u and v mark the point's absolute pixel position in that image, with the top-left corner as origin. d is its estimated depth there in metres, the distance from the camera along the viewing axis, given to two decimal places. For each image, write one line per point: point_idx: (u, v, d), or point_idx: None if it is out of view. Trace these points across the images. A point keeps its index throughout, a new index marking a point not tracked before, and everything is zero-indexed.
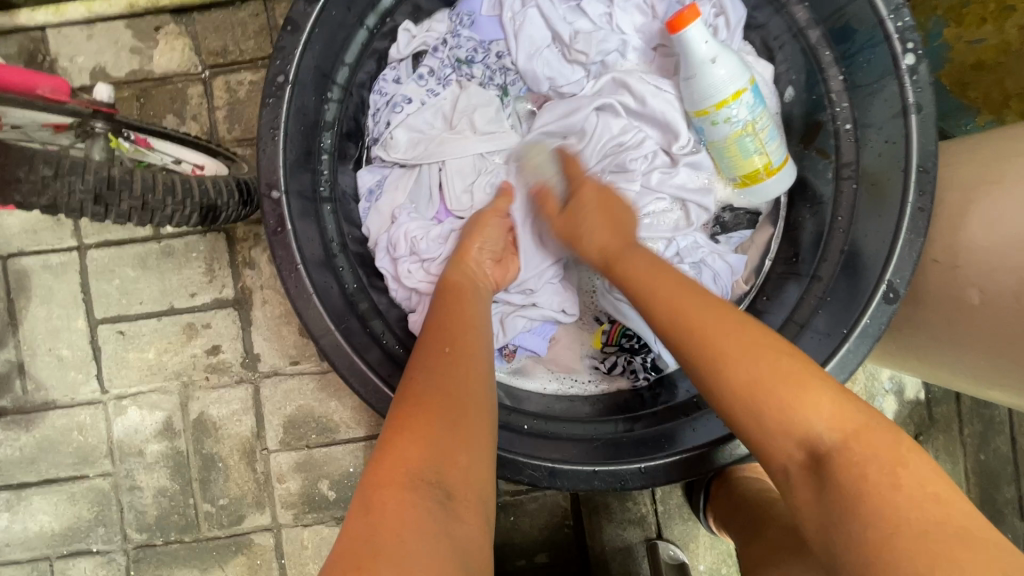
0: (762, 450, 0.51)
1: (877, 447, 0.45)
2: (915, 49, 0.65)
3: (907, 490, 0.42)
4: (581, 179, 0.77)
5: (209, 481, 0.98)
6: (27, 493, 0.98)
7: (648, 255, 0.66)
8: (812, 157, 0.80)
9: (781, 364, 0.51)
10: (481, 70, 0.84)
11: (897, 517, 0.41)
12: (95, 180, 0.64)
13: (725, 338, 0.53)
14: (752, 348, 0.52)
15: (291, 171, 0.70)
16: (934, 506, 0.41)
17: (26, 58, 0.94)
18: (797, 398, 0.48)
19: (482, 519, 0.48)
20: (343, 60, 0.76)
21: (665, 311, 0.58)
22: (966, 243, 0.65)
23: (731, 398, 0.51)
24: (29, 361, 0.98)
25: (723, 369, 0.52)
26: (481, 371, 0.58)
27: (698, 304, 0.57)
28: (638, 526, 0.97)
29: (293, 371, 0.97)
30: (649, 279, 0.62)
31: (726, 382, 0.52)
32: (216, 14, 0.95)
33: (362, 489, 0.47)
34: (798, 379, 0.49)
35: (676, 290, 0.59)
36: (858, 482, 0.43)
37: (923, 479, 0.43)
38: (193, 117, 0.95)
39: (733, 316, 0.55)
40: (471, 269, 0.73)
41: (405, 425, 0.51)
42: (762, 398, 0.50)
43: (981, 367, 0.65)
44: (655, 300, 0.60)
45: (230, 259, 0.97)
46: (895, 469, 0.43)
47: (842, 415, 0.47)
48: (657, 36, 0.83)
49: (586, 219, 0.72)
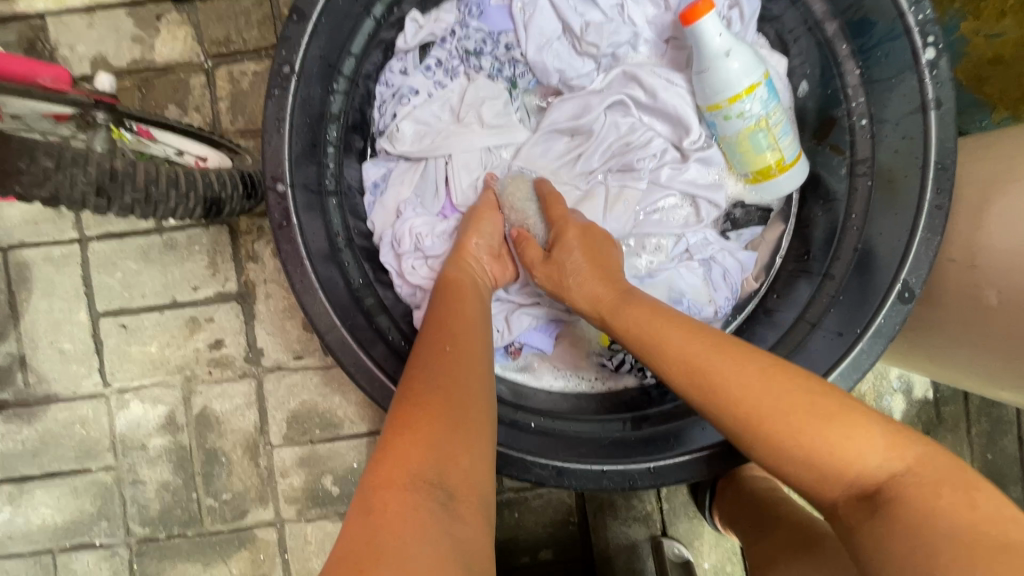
0: (813, 493, 0.50)
1: (942, 471, 0.45)
2: (936, 43, 0.63)
3: (982, 509, 0.42)
4: (563, 221, 0.74)
5: (212, 475, 0.97)
6: (30, 486, 0.98)
7: (650, 302, 0.65)
8: (825, 153, 0.79)
9: (819, 401, 0.51)
10: (490, 61, 0.82)
11: (974, 538, 0.41)
12: (97, 172, 0.62)
13: (750, 392, 0.53)
14: (785, 391, 0.52)
15: (296, 163, 0.69)
16: (1016, 527, 0.41)
17: (26, 46, 0.92)
18: (846, 434, 0.48)
19: (484, 519, 0.48)
20: (349, 51, 0.74)
21: (683, 363, 0.57)
22: (984, 242, 0.63)
23: (776, 447, 0.51)
24: (31, 354, 0.97)
25: (760, 419, 0.51)
26: (482, 369, 0.57)
27: (719, 355, 0.56)
28: (643, 523, 0.96)
29: (297, 366, 0.96)
30: (662, 330, 0.61)
31: (767, 430, 0.51)
32: (218, 3, 0.93)
33: (363, 489, 0.46)
34: (840, 414, 0.49)
35: (688, 338, 0.59)
36: (925, 509, 0.43)
37: (994, 501, 0.43)
38: (196, 108, 0.94)
39: (761, 358, 0.55)
40: (471, 268, 0.72)
41: (405, 424, 0.50)
42: (809, 440, 0.49)
43: (998, 367, 0.64)
44: (670, 350, 0.59)
45: (234, 252, 0.95)
46: (967, 490, 0.44)
47: (893, 443, 0.47)
48: (669, 28, 0.81)
49: (575, 267, 0.71)
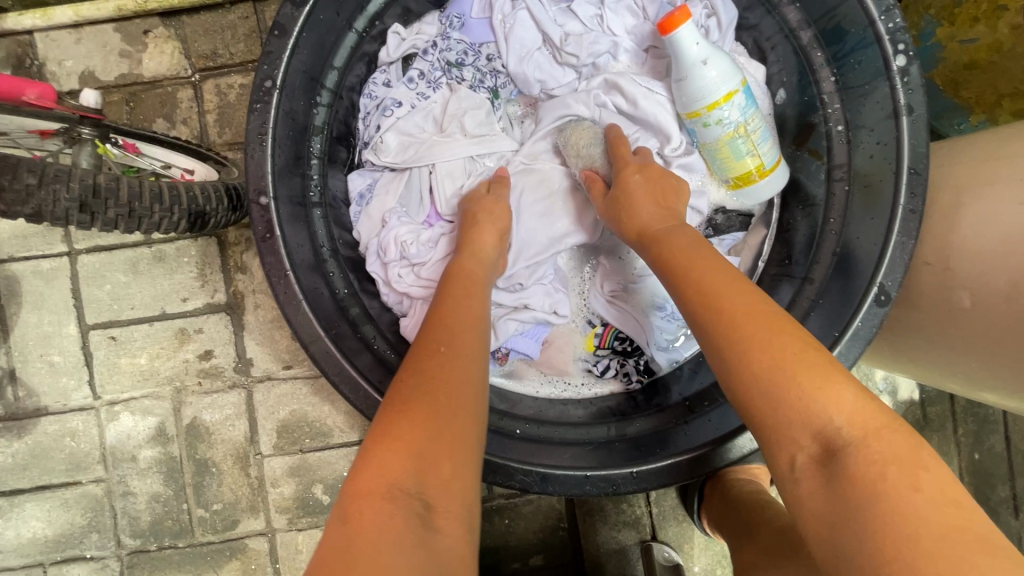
0: (768, 443, 0.48)
1: (896, 447, 0.43)
2: (906, 51, 0.64)
3: (925, 493, 0.40)
4: (628, 159, 0.75)
5: (203, 486, 0.98)
6: (20, 500, 0.98)
7: (689, 235, 0.64)
8: (804, 158, 0.80)
9: (805, 355, 0.48)
10: (472, 72, 0.83)
11: (910, 515, 0.39)
12: (81, 188, 0.63)
13: (748, 322, 0.51)
14: (773, 332, 0.50)
15: (279, 175, 0.69)
16: (954, 511, 0.39)
17: (14, 62, 0.93)
18: (819, 388, 0.46)
19: (463, 529, 0.47)
20: (331, 64, 0.75)
21: (690, 295, 0.57)
22: (957, 246, 0.64)
23: (749, 385, 0.49)
24: (21, 367, 0.97)
25: (747, 357, 0.50)
26: (472, 375, 0.57)
27: (732, 290, 0.55)
28: (633, 528, 0.97)
29: (286, 375, 0.97)
30: (677, 264, 0.60)
31: (750, 368, 0.49)
32: (205, 17, 0.94)
33: (342, 498, 0.47)
34: (821, 371, 0.47)
35: (711, 273, 0.57)
36: (869, 485, 0.41)
37: (942, 486, 0.40)
38: (183, 121, 0.95)
39: (762, 305, 0.53)
40: (485, 255, 0.72)
41: (387, 430, 0.50)
42: (781, 386, 0.47)
43: (974, 369, 0.65)
44: (689, 277, 0.58)
45: (222, 264, 0.96)
46: (913, 470, 0.41)
47: (862, 412, 0.45)
48: (648, 37, 0.82)
49: (631, 199, 0.70)
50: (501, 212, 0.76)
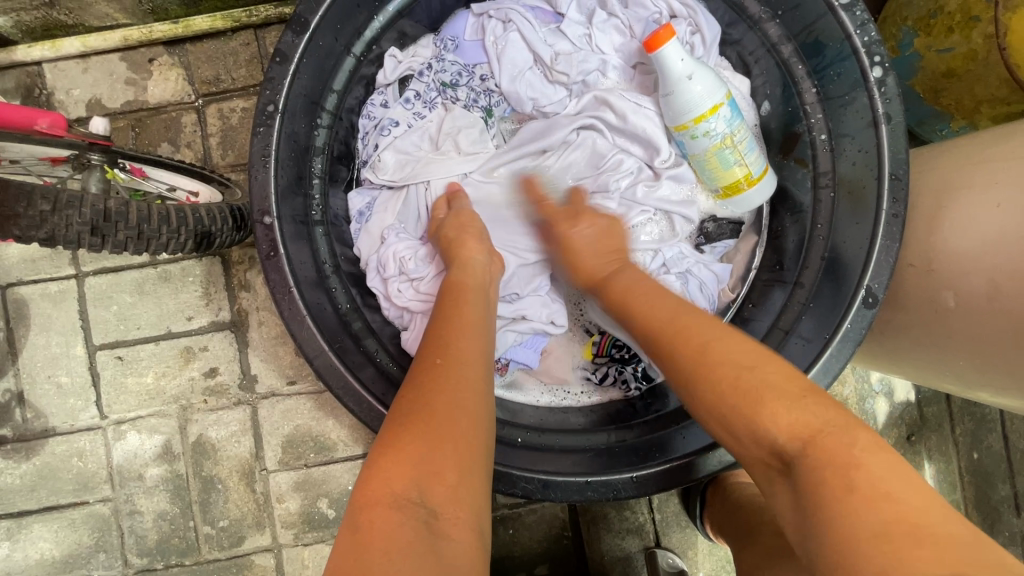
0: (745, 460, 0.53)
1: (839, 451, 0.45)
2: (882, 62, 0.67)
3: (858, 492, 0.42)
4: (558, 211, 0.82)
5: (209, 503, 0.99)
6: (28, 521, 0.99)
7: (647, 279, 0.71)
8: (791, 167, 0.82)
9: (755, 378, 0.52)
10: (466, 92, 0.86)
11: (848, 517, 0.42)
12: (92, 213, 0.66)
13: (700, 357, 0.56)
14: (721, 359, 0.55)
15: (282, 196, 0.72)
16: (891, 507, 0.41)
17: (23, 92, 0.96)
18: (765, 404, 0.50)
19: (475, 534, 0.48)
20: (331, 88, 0.78)
21: (645, 334, 0.64)
22: (940, 248, 0.67)
23: (705, 416, 0.55)
24: (29, 389, 0.99)
25: (696, 388, 0.55)
26: (474, 381, 0.57)
27: (689, 330, 0.60)
28: (636, 535, 0.97)
29: (291, 391, 0.98)
30: (643, 308, 0.66)
31: (704, 404, 0.55)
32: (208, 45, 0.97)
33: (352, 509, 0.48)
34: (766, 388, 0.51)
35: (660, 313, 0.64)
36: (819, 490, 0.44)
37: (888, 483, 0.42)
38: (187, 144, 0.97)
39: (721, 336, 0.58)
40: (474, 265, 0.72)
41: (393, 442, 0.51)
42: (731, 411, 0.52)
43: (962, 367, 0.67)
44: (643, 316, 0.65)
45: (226, 282, 0.98)
46: (852, 469, 0.44)
47: (805, 421, 0.48)
48: (635, 54, 0.85)
49: (580, 249, 0.78)
50: (475, 222, 0.78)
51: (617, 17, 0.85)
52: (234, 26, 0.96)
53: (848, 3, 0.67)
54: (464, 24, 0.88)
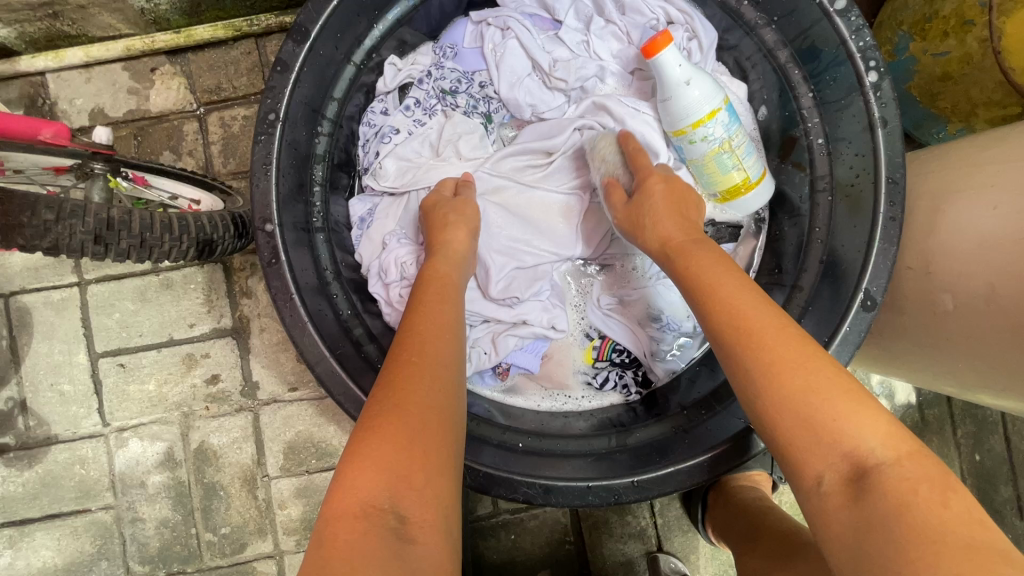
0: (794, 459, 0.48)
1: (924, 469, 0.43)
2: (878, 67, 0.68)
3: (955, 511, 0.41)
4: (650, 169, 0.74)
5: (211, 510, 0.99)
6: (30, 529, 0.99)
7: (716, 251, 0.63)
8: (789, 171, 0.83)
9: (835, 377, 0.49)
10: (466, 99, 0.87)
11: (941, 532, 0.40)
12: (95, 222, 0.66)
13: (778, 342, 0.51)
14: (800, 351, 0.51)
15: (283, 203, 0.72)
16: (980, 529, 0.40)
17: (27, 102, 0.97)
18: (850, 409, 0.47)
19: (442, 536, 0.48)
20: (331, 96, 0.79)
21: (716, 311, 0.56)
22: (937, 250, 0.67)
23: (776, 403, 0.49)
24: (32, 397, 0.99)
25: (774, 377, 0.50)
26: (444, 381, 0.57)
27: (764, 313, 0.54)
28: (639, 539, 0.97)
29: (292, 397, 0.98)
30: (715, 277, 0.58)
31: (779, 395, 0.49)
32: (209, 54, 0.98)
33: (320, 520, 0.47)
34: (849, 392, 0.48)
35: (740, 291, 0.56)
36: (900, 504, 0.42)
37: (970, 505, 0.41)
38: (189, 152, 0.98)
39: (789, 327, 0.53)
40: (456, 253, 0.73)
41: (361, 448, 0.50)
42: (814, 406, 0.47)
43: (962, 370, 0.67)
44: (715, 290, 0.57)
45: (228, 289, 0.99)
46: (941, 490, 0.42)
47: (893, 434, 0.45)
48: (633, 60, 0.86)
49: (655, 211, 0.69)
50: (468, 209, 0.78)
51: (614, 24, 0.86)
52: (235, 36, 0.96)
53: (843, 8, 0.67)
54: (462, 32, 0.88)
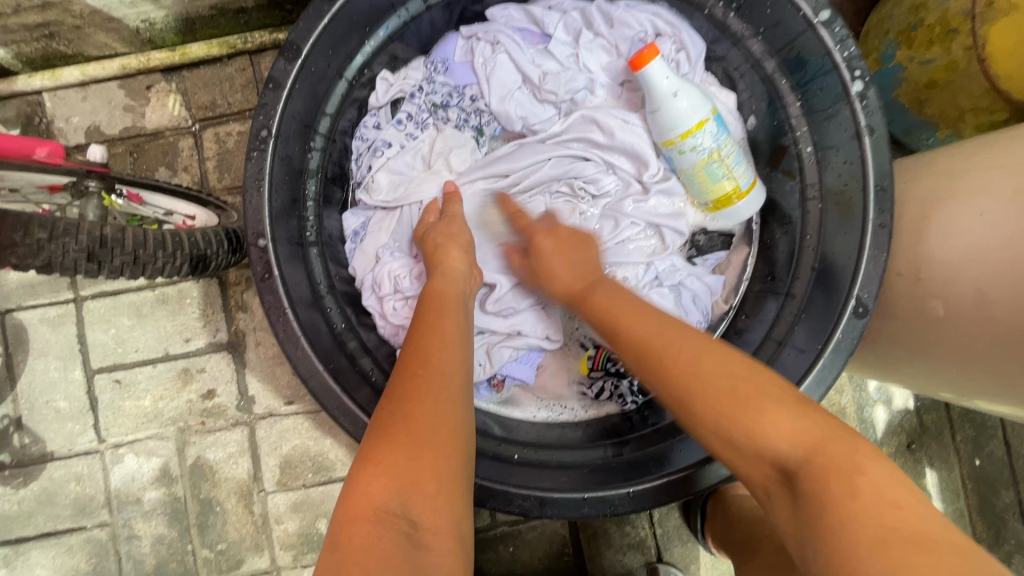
0: (739, 466, 0.51)
1: (837, 457, 0.44)
2: (863, 77, 0.68)
3: (863, 500, 0.41)
4: (532, 226, 0.80)
5: (207, 526, 0.98)
6: (25, 548, 0.98)
7: (622, 291, 0.68)
8: (779, 179, 0.84)
9: (738, 384, 0.51)
10: (457, 113, 0.88)
11: (852, 521, 0.41)
12: (89, 239, 0.66)
13: (679, 363, 0.56)
14: (700, 368, 0.54)
15: (276, 219, 0.73)
16: (895, 513, 0.40)
17: (24, 121, 0.98)
18: (757, 413, 0.49)
19: (454, 541, 0.48)
20: (324, 111, 0.80)
21: (631, 345, 0.61)
22: (926, 257, 0.67)
23: (703, 429, 0.52)
24: (27, 415, 0.99)
25: (690, 401, 0.53)
26: (454, 388, 0.56)
27: (666, 338, 0.59)
28: (638, 550, 0.97)
29: (288, 411, 0.98)
30: (616, 319, 0.64)
31: (698, 421, 0.53)
32: (204, 71, 0.99)
33: (333, 523, 0.48)
34: (757, 395, 0.50)
35: (641, 327, 0.61)
36: (818, 499, 0.43)
37: (883, 489, 0.42)
38: (185, 168, 0.99)
39: (691, 341, 0.57)
40: (455, 273, 0.72)
41: (371, 457, 0.50)
42: (726, 425, 0.51)
43: (956, 376, 0.67)
44: (628, 327, 0.62)
45: (224, 303, 0.99)
46: (852, 479, 0.43)
47: (802, 430, 0.47)
48: (622, 72, 0.87)
49: (551, 262, 0.76)
50: (462, 232, 0.78)
51: (603, 37, 0.87)
52: (230, 53, 0.98)
53: (827, 19, 0.68)
54: (453, 46, 0.88)
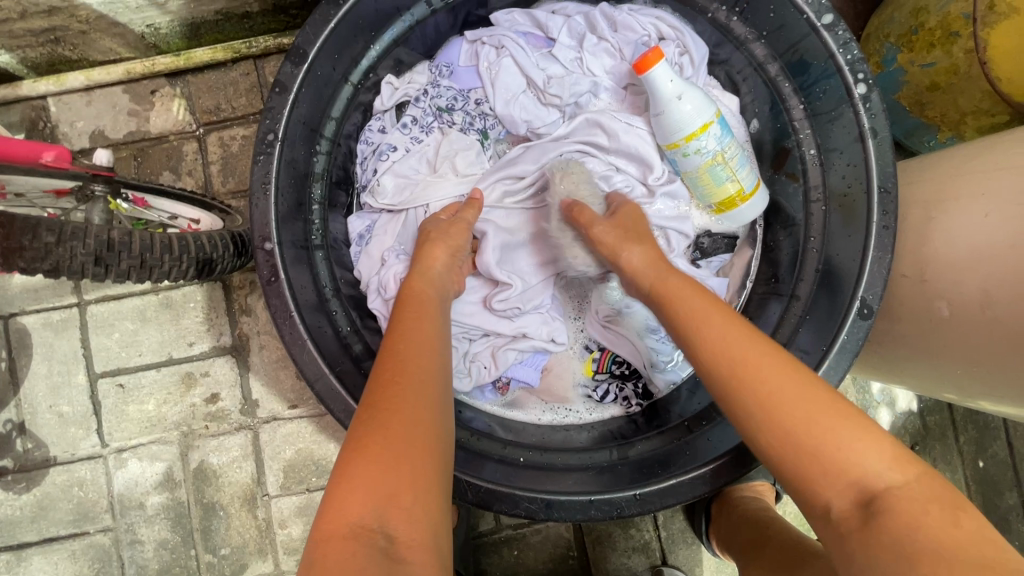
0: (802, 491, 0.47)
1: (932, 488, 0.44)
2: (866, 79, 0.69)
3: (966, 530, 0.42)
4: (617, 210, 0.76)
5: (210, 530, 0.98)
6: (27, 554, 0.98)
7: (693, 284, 0.62)
8: (783, 181, 0.84)
9: (833, 400, 0.49)
10: (462, 116, 0.88)
11: (941, 555, 0.40)
12: (96, 243, 0.67)
13: (774, 367, 0.51)
14: (796, 376, 0.50)
15: (282, 222, 0.73)
16: (989, 548, 0.41)
17: (29, 126, 0.98)
18: (855, 432, 0.46)
19: (432, 552, 0.47)
20: (329, 115, 0.80)
21: (709, 342, 0.54)
22: (930, 258, 0.68)
23: (788, 437, 0.48)
24: (30, 419, 0.98)
25: (779, 409, 0.49)
26: (430, 393, 0.56)
27: (755, 339, 0.53)
28: (643, 553, 0.96)
29: (292, 415, 0.98)
30: (696, 306, 0.57)
31: (787, 429, 0.48)
32: (209, 75, 0.99)
33: (310, 541, 0.48)
34: (853, 415, 0.48)
35: (724, 321, 0.55)
36: (914, 524, 0.42)
37: (977, 525, 0.42)
38: (189, 172, 0.99)
39: (776, 347, 0.53)
40: (433, 273, 0.71)
41: (346, 470, 0.50)
42: (819, 437, 0.47)
43: (961, 377, 0.67)
44: (704, 329, 0.55)
45: (227, 307, 0.99)
46: (950, 511, 0.43)
47: (897, 456, 0.46)
48: (626, 76, 0.88)
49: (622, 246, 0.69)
50: (447, 231, 0.76)
51: (606, 40, 0.87)
52: (234, 58, 0.98)
53: (831, 23, 0.69)
54: (458, 51, 0.90)
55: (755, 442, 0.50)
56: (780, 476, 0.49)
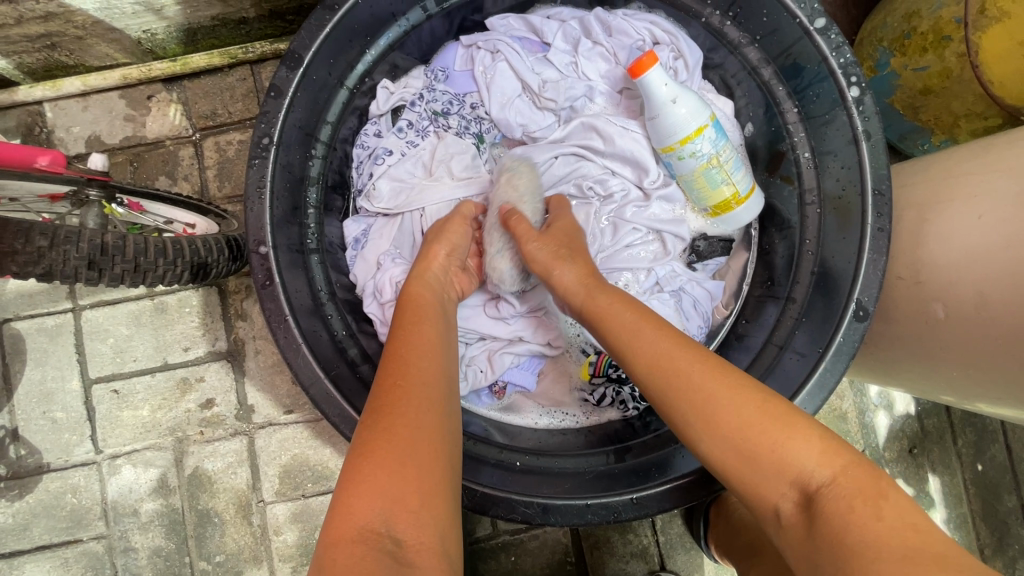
0: (753, 496, 0.51)
1: (858, 482, 0.46)
2: (859, 83, 0.69)
3: (888, 520, 0.43)
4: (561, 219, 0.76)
5: (205, 537, 0.97)
6: (19, 562, 0.97)
7: (626, 299, 0.64)
8: (778, 184, 0.84)
9: (759, 406, 0.52)
10: (457, 120, 0.88)
11: (873, 548, 0.42)
12: (89, 247, 0.67)
13: (701, 383, 0.54)
14: (723, 388, 0.53)
15: (277, 226, 0.73)
16: (914, 535, 0.42)
17: (24, 131, 0.98)
18: (784, 436, 0.50)
19: (440, 556, 0.46)
20: (324, 119, 0.80)
21: (640, 365, 0.58)
22: (925, 259, 0.68)
23: (725, 450, 0.52)
24: (23, 426, 0.98)
25: (709, 424, 0.52)
26: (435, 399, 0.56)
27: (684, 355, 0.57)
28: (641, 558, 0.96)
29: (288, 420, 0.98)
30: (626, 326, 0.61)
31: (724, 442, 0.52)
32: (206, 81, 1.00)
33: (318, 548, 0.47)
34: (782, 418, 0.51)
35: (653, 339, 0.59)
36: (840, 521, 0.44)
37: (902, 512, 0.43)
38: (185, 177, 0.99)
39: (704, 359, 0.56)
40: (431, 277, 0.71)
41: (353, 474, 0.50)
42: (750, 444, 0.50)
43: (957, 379, 0.67)
44: (636, 350, 0.59)
45: (223, 311, 0.98)
46: (875, 502, 0.44)
47: (828, 452, 0.48)
48: (621, 80, 0.89)
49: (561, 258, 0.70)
50: (446, 234, 0.76)
51: (601, 45, 0.87)
52: (231, 63, 0.98)
53: (823, 27, 0.69)
54: (453, 55, 0.90)
55: (700, 455, 0.54)
56: (731, 482, 0.53)
